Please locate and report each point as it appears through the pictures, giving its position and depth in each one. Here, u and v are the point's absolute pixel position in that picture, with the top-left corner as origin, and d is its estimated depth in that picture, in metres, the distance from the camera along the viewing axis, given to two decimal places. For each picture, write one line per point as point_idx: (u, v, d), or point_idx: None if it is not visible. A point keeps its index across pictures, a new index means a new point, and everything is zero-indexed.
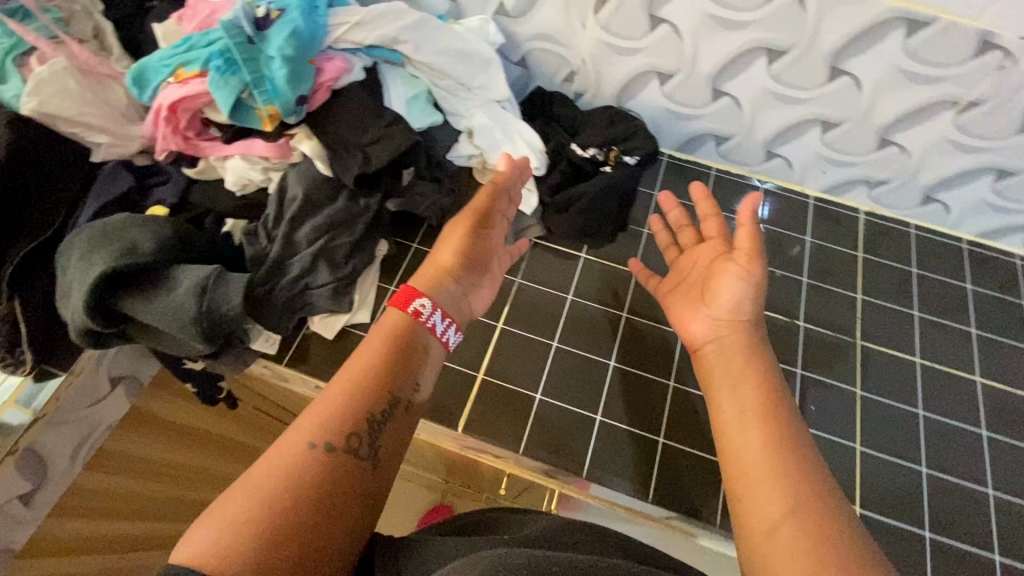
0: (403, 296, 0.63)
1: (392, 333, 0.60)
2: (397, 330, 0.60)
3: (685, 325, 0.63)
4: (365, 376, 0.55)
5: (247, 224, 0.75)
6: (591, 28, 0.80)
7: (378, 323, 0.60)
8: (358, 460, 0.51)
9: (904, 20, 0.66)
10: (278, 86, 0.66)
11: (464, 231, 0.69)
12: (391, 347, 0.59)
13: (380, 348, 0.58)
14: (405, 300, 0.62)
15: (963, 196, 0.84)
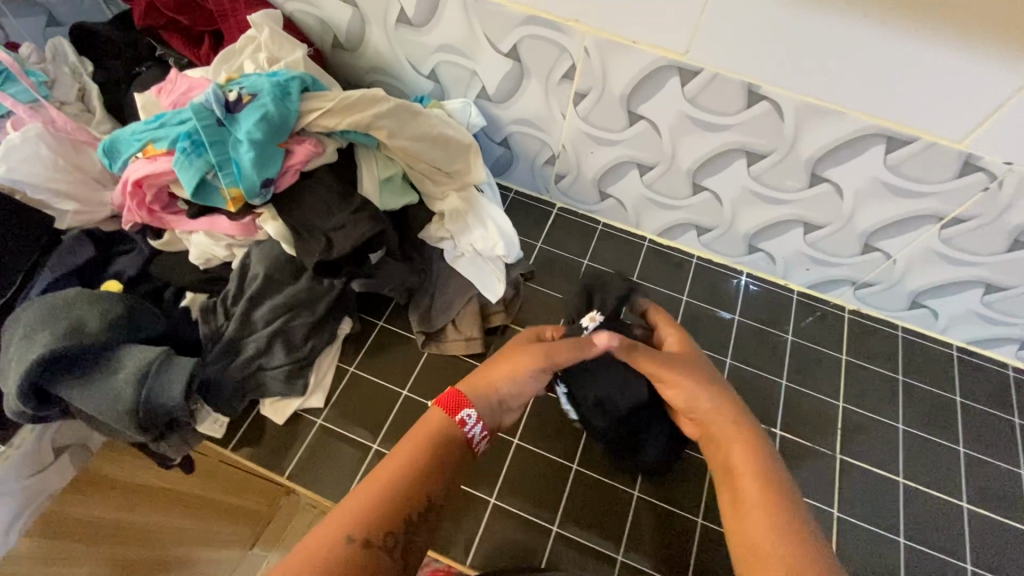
0: (455, 398, 0.59)
1: (434, 434, 0.57)
2: (445, 429, 0.57)
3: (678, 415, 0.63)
4: (407, 472, 0.54)
5: (206, 299, 0.73)
6: (571, 118, 0.80)
7: (419, 427, 0.57)
8: (389, 559, 0.50)
9: (883, 136, 0.64)
10: (243, 170, 0.66)
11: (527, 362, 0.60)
12: (433, 448, 0.56)
13: (425, 451, 0.55)
14: (455, 409, 0.58)
15: (951, 305, 0.81)
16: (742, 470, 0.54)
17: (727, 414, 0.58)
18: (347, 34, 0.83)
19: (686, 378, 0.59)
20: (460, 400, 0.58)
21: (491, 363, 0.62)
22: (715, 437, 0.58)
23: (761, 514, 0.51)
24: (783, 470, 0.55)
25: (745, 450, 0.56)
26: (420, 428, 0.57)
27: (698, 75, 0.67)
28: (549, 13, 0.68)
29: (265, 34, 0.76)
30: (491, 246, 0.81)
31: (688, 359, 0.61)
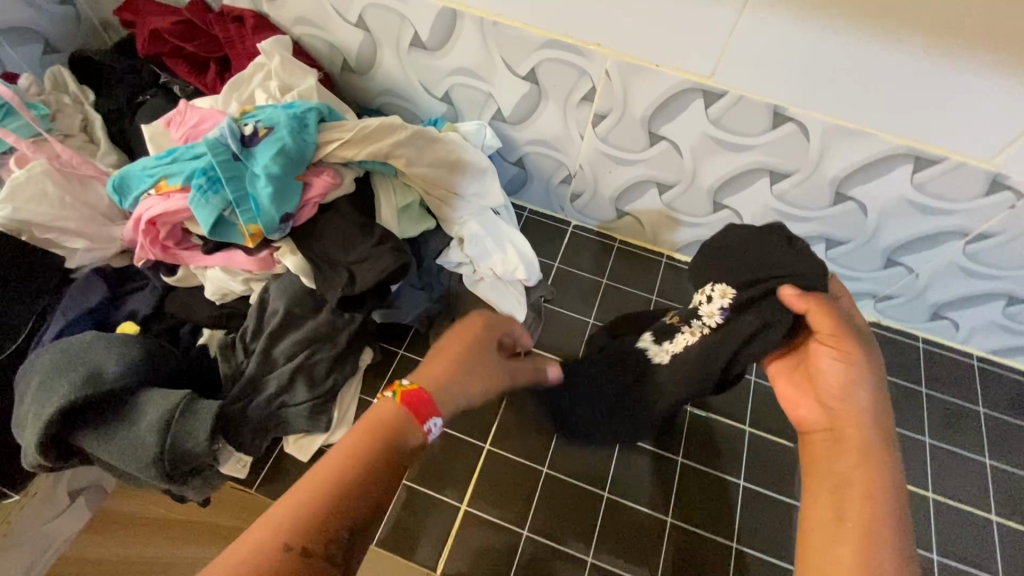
0: (419, 398, 0.54)
1: (384, 428, 0.51)
2: (399, 426, 0.52)
3: (795, 409, 0.65)
4: (355, 465, 0.48)
5: (224, 335, 0.72)
6: (589, 138, 0.78)
7: (372, 418, 0.52)
8: (332, 568, 0.44)
9: (911, 157, 0.64)
10: (261, 206, 0.64)
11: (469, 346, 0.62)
12: (385, 436, 0.51)
13: (375, 439, 0.50)
14: (418, 413, 0.53)
15: (973, 316, 0.81)
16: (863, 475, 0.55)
17: (872, 430, 0.58)
18: (358, 58, 0.81)
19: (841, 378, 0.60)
20: (426, 403, 0.54)
21: (453, 356, 0.60)
22: (843, 442, 0.59)
23: (854, 547, 0.51)
24: (905, 508, 0.54)
25: (878, 458, 0.56)
26: (372, 416, 0.52)
27: (722, 97, 0.66)
28: (569, 37, 0.67)
29: (276, 61, 0.74)
30: (512, 269, 0.80)
31: (853, 358, 0.60)
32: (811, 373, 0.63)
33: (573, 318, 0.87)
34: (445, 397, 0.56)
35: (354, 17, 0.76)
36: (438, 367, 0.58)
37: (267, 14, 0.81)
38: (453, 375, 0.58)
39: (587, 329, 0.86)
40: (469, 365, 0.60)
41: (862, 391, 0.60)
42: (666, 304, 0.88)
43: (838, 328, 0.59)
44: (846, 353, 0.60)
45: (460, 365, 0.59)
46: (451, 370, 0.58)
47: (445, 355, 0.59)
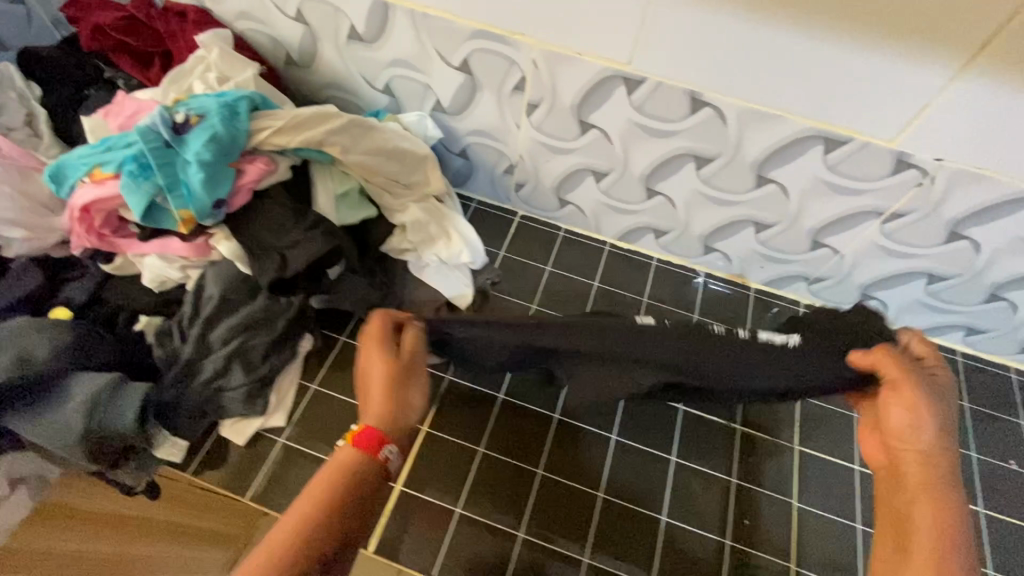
0: (372, 431, 0.55)
1: (352, 472, 0.53)
2: (361, 466, 0.54)
3: (871, 451, 0.60)
4: (331, 508, 0.50)
5: (162, 322, 0.73)
6: (525, 128, 0.81)
7: (333, 459, 0.54)
8: None
9: (820, 138, 0.66)
10: (193, 192, 0.65)
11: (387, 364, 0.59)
12: (353, 478, 0.53)
13: (343, 480, 0.52)
14: (370, 445, 0.55)
15: (899, 296, 0.84)
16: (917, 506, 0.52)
17: (933, 465, 0.53)
18: (300, 51, 0.83)
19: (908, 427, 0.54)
20: (377, 436, 0.55)
21: (382, 378, 0.58)
22: (904, 478, 0.55)
23: None
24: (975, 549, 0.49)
25: (929, 479, 0.53)
26: (335, 462, 0.54)
27: (642, 83, 0.68)
28: (495, 27, 0.69)
29: (214, 53, 0.76)
30: (456, 254, 0.82)
31: (922, 400, 0.54)
32: (881, 420, 0.57)
33: (516, 303, 0.88)
34: (396, 422, 0.57)
35: (293, 10, 0.78)
36: (376, 400, 0.57)
37: (210, 9, 0.82)
38: (390, 401, 0.57)
39: (530, 314, 0.88)
40: (403, 382, 0.59)
41: (928, 431, 0.54)
42: (607, 290, 0.91)
43: (907, 376, 0.54)
44: (906, 391, 0.54)
45: (391, 378, 0.58)
46: (391, 399, 0.57)
47: (376, 385, 0.58)
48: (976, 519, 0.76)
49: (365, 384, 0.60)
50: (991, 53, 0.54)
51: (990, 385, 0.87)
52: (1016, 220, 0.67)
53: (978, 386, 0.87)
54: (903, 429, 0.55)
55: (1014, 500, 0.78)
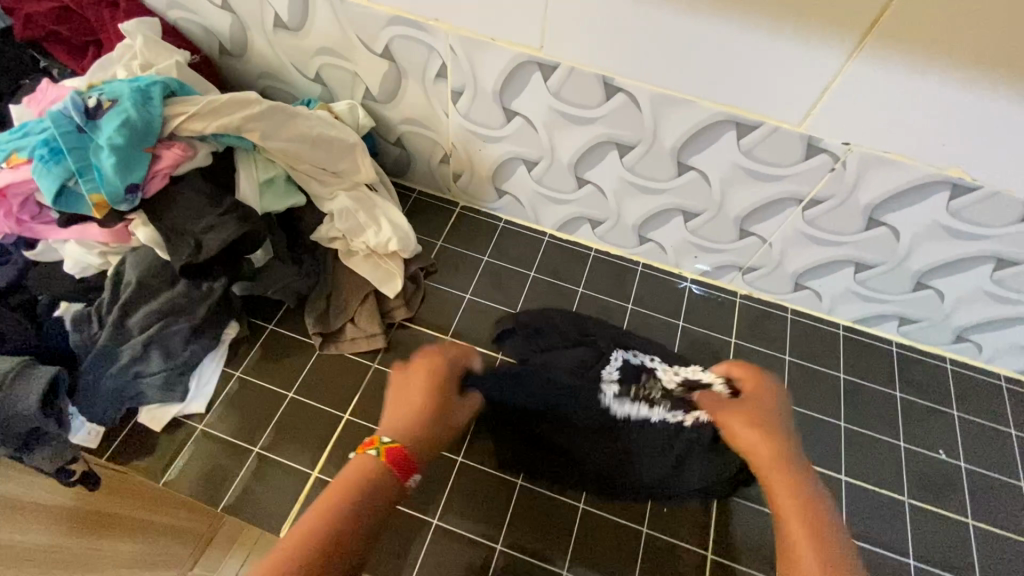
0: (400, 451, 0.56)
1: (370, 485, 0.53)
2: (383, 482, 0.54)
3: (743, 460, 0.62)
4: (349, 515, 0.50)
5: (80, 308, 0.73)
6: (453, 116, 0.81)
7: (354, 467, 0.54)
8: None
9: (732, 123, 0.67)
10: (105, 176, 0.65)
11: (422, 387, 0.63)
12: (367, 487, 0.53)
13: (358, 489, 0.52)
14: (402, 467, 0.55)
15: (830, 285, 0.84)
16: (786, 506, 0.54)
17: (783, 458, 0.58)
18: (231, 40, 0.83)
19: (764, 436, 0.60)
20: (409, 460, 0.56)
21: (416, 401, 0.61)
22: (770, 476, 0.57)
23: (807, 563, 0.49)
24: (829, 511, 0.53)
25: (791, 475, 0.56)
26: (356, 469, 0.54)
27: (556, 69, 0.69)
28: (411, 14, 0.70)
29: (139, 42, 0.76)
30: (385, 241, 0.81)
31: (763, 416, 0.62)
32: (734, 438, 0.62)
33: (450, 293, 0.88)
34: (421, 443, 0.58)
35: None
36: (405, 423, 0.59)
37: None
38: (420, 424, 0.60)
39: (464, 304, 0.87)
40: (435, 407, 0.62)
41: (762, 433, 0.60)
42: (544, 280, 0.90)
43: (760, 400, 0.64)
44: (748, 406, 0.64)
45: (424, 406, 0.61)
46: (422, 426, 0.60)
47: (411, 406, 0.61)
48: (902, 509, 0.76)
49: (396, 402, 0.62)
50: (879, 33, 0.54)
51: (925, 376, 0.87)
52: (930, 205, 0.67)
53: (914, 377, 0.87)
54: (755, 436, 0.60)
55: (942, 490, 0.78)
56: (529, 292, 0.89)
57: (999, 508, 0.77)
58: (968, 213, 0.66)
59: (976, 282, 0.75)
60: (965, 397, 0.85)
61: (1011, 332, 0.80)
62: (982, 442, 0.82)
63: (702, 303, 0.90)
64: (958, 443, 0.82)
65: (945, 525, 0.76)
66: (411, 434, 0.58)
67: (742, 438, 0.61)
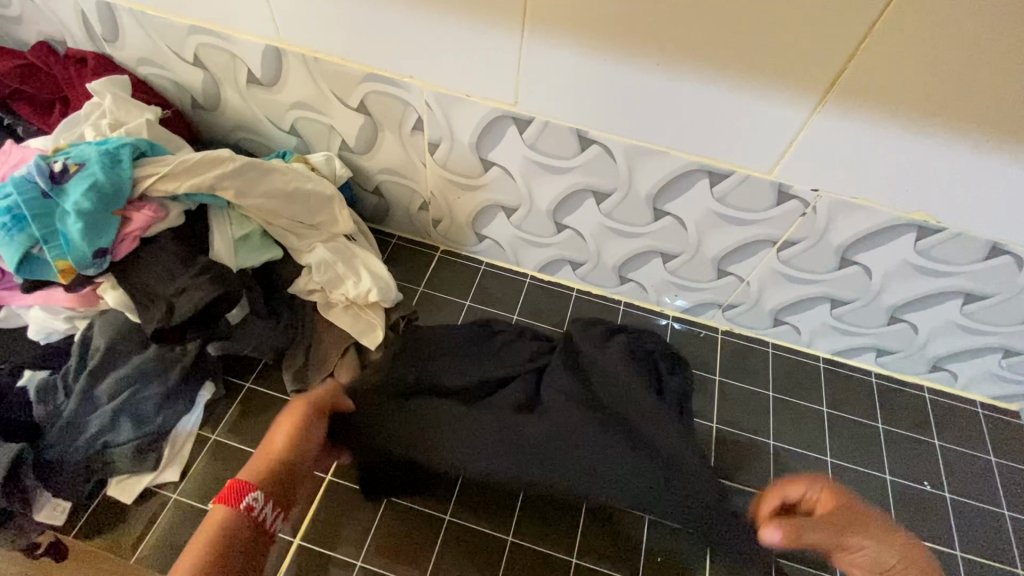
0: (239, 487, 0.55)
1: (224, 527, 0.54)
2: (241, 518, 0.54)
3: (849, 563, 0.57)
4: (213, 552, 0.52)
5: (46, 376, 0.70)
6: (431, 165, 0.81)
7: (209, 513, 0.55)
8: None
9: (704, 172, 0.68)
10: (72, 242, 0.63)
11: (292, 409, 0.64)
12: (225, 528, 0.53)
13: (216, 530, 0.53)
14: (234, 497, 0.54)
15: (808, 320, 0.85)
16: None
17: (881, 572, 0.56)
18: (204, 94, 0.83)
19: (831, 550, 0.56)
20: (240, 487, 0.55)
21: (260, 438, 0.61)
22: None
23: None
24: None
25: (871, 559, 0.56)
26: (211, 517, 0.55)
27: (531, 123, 0.70)
28: (386, 71, 0.71)
29: (109, 100, 0.75)
30: (365, 292, 0.80)
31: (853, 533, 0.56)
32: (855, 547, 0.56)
33: None
34: (269, 479, 0.57)
35: (191, 56, 0.78)
36: (258, 460, 0.59)
37: (111, 56, 0.82)
38: (266, 449, 0.60)
39: None
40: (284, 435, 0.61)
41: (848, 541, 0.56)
42: (527, 322, 0.90)
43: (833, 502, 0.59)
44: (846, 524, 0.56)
45: (269, 432, 0.61)
46: (271, 457, 0.59)
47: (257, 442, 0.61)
48: None
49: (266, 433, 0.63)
50: (839, 88, 0.57)
51: (905, 405, 0.88)
52: (900, 245, 0.69)
53: (894, 407, 0.88)
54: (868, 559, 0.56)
55: (929, 522, 0.78)
56: None
57: (984, 538, 0.78)
58: (934, 252, 0.68)
59: (947, 315, 0.76)
60: (945, 425, 0.87)
61: (985, 360, 0.82)
62: (963, 472, 0.83)
63: (683, 338, 0.91)
64: (941, 473, 0.83)
65: (935, 559, 0.76)
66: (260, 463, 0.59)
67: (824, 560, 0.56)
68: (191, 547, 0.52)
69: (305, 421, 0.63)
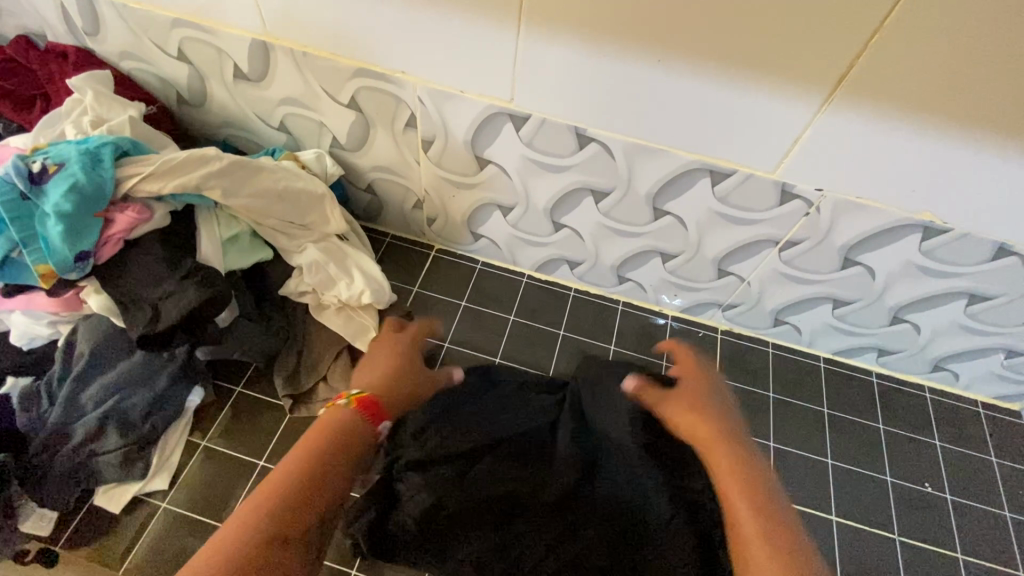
0: (372, 401, 0.68)
1: (346, 429, 0.64)
2: (359, 428, 0.65)
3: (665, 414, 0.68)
4: (336, 451, 0.61)
5: (30, 383, 0.68)
6: (425, 163, 0.79)
7: (327, 417, 0.65)
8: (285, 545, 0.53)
9: (706, 170, 0.66)
10: (52, 246, 0.61)
11: (394, 339, 0.78)
12: (342, 433, 0.63)
13: (331, 437, 0.62)
14: (370, 411, 0.67)
15: (809, 320, 0.84)
16: (732, 489, 0.59)
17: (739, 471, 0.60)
18: (190, 90, 0.80)
19: (692, 411, 0.67)
20: (376, 405, 0.68)
21: (385, 364, 0.75)
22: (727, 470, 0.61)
23: (742, 501, 0.58)
24: (769, 481, 0.61)
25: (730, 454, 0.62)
26: (331, 417, 0.65)
27: (528, 120, 0.68)
28: (377, 66, 0.68)
29: (90, 97, 0.73)
30: (358, 294, 0.78)
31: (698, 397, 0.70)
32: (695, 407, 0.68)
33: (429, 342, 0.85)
34: (396, 400, 0.71)
35: (175, 50, 0.75)
36: (377, 377, 0.72)
37: (93, 50, 0.79)
38: (387, 381, 0.72)
39: (441, 353, 0.85)
40: (405, 367, 0.75)
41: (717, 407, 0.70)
42: (524, 323, 0.88)
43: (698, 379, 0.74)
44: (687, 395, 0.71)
45: (389, 363, 0.75)
46: (390, 383, 0.72)
47: (377, 370, 0.74)
48: (892, 547, 0.75)
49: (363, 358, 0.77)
50: (846, 86, 0.55)
51: (907, 406, 0.87)
52: (904, 246, 0.68)
53: (894, 407, 0.87)
54: (691, 419, 0.67)
55: (930, 524, 0.78)
56: (509, 339, 0.87)
57: (985, 540, 0.77)
58: (940, 253, 0.67)
59: (951, 315, 0.75)
60: (946, 426, 0.86)
61: (987, 360, 0.81)
62: (964, 473, 0.82)
63: (682, 338, 0.89)
64: (942, 474, 0.82)
65: (936, 562, 0.75)
66: (381, 385, 0.71)
67: (671, 414, 0.67)
68: (307, 440, 0.61)
69: (416, 370, 0.76)
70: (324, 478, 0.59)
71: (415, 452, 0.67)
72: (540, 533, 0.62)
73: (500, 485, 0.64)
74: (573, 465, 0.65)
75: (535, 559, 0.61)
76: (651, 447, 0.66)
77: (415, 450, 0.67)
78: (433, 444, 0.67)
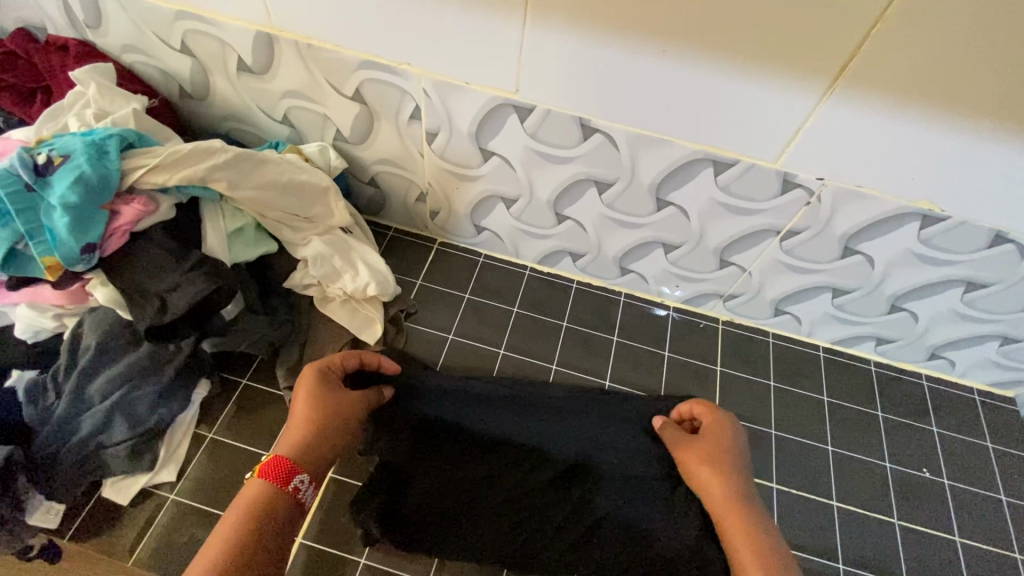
0: (283, 465, 0.59)
1: (268, 502, 0.57)
2: (278, 497, 0.58)
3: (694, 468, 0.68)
4: (254, 523, 0.55)
5: (36, 375, 0.69)
6: (428, 156, 0.79)
7: (244, 489, 0.58)
8: None
9: (708, 160, 0.67)
10: (58, 237, 0.60)
11: (315, 375, 0.66)
12: (260, 505, 0.56)
13: (250, 509, 0.56)
14: (281, 477, 0.58)
15: (809, 310, 0.85)
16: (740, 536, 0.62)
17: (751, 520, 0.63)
18: (192, 83, 0.80)
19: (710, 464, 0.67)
20: (286, 467, 0.58)
21: (302, 406, 0.63)
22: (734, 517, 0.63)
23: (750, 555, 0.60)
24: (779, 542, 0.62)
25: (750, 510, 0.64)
26: (246, 492, 0.58)
27: (532, 112, 0.69)
28: (381, 58, 0.69)
29: (93, 90, 0.73)
30: (363, 286, 0.78)
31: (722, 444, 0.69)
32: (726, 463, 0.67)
33: (433, 333, 0.86)
34: (311, 452, 0.62)
35: (178, 43, 0.75)
36: (295, 429, 0.63)
37: (95, 43, 0.79)
38: (307, 429, 0.62)
39: (446, 345, 0.85)
40: (326, 411, 0.64)
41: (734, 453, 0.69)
42: (528, 314, 0.89)
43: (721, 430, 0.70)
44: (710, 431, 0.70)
45: (315, 401, 0.64)
46: (310, 431, 0.62)
47: (297, 416, 0.63)
48: (892, 531, 0.77)
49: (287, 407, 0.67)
50: (846, 77, 0.56)
51: (904, 393, 0.89)
52: (903, 233, 0.69)
53: (893, 395, 0.88)
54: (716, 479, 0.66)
55: (928, 507, 0.79)
56: (513, 330, 0.87)
57: (982, 523, 0.79)
58: (937, 240, 0.68)
59: (948, 303, 0.77)
60: (942, 413, 0.87)
61: (983, 348, 0.83)
62: (960, 458, 0.84)
63: (683, 329, 0.90)
64: (940, 460, 0.83)
65: (933, 546, 0.76)
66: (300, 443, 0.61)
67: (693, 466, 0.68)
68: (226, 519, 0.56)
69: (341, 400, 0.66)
70: (262, 552, 0.55)
71: (407, 447, 0.71)
72: (549, 505, 0.69)
73: (487, 480, 0.70)
74: (557, 465, 0.71)
75: (549, 525, 0.67)
76: (624, 444, 0.73)
77: (404, 439, 0.72)
78: (430, 419, 0.73)
